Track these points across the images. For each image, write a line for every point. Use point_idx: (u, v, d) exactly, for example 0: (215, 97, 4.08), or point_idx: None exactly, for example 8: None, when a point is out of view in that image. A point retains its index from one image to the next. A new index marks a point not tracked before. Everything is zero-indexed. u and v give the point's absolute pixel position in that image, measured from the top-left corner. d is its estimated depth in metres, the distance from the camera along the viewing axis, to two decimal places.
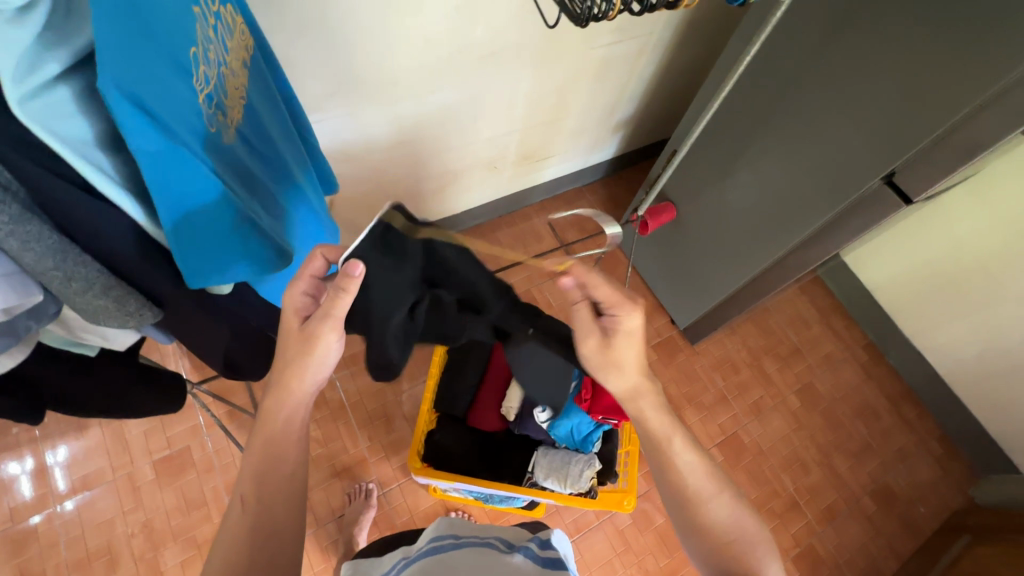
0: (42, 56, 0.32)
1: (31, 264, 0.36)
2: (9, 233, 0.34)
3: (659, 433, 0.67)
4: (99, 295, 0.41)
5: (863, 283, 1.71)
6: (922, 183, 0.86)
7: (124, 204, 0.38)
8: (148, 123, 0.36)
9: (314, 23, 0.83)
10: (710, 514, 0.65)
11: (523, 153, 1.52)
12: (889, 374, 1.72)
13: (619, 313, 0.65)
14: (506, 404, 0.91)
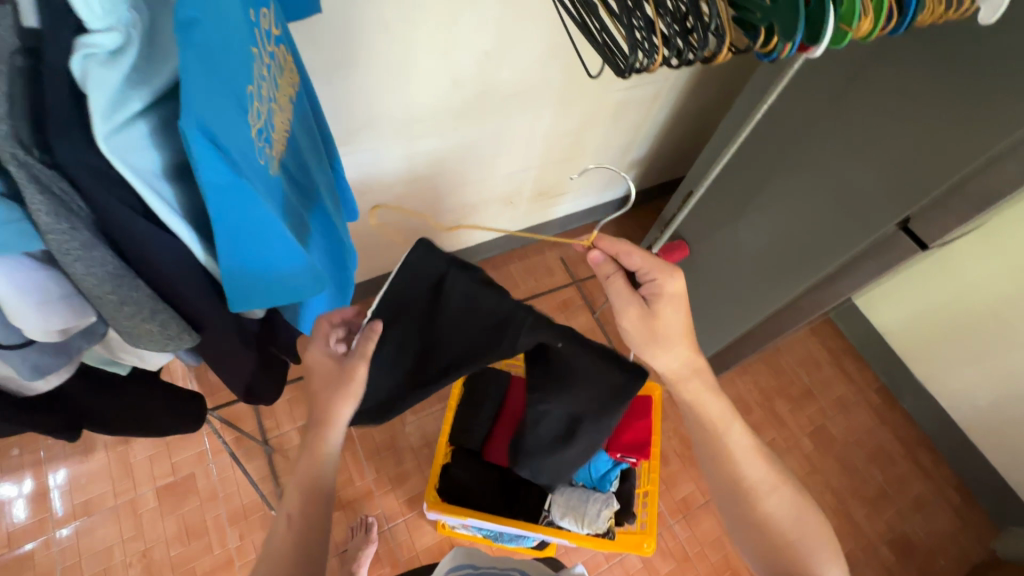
0: (130, 94, 0.33)
1: (89, 288, 0.37)
2: (77, 258, 0.35)
3: (716, 425, 0.75)
4: (149, 320, 0.42)
5: (874, 325, 1.71)
6: (936, 229, 0.86)
7: (184, 234, 0.39)
8: (219, 158, 0.38)
9: (353, 63, 0.88)
10: (765, 506, 0.72)
11: (539, 189, 1.55)
12: (903, 419, 1.70)
13: (655, 273, 0.76)
14: (523, 438, 0.90)
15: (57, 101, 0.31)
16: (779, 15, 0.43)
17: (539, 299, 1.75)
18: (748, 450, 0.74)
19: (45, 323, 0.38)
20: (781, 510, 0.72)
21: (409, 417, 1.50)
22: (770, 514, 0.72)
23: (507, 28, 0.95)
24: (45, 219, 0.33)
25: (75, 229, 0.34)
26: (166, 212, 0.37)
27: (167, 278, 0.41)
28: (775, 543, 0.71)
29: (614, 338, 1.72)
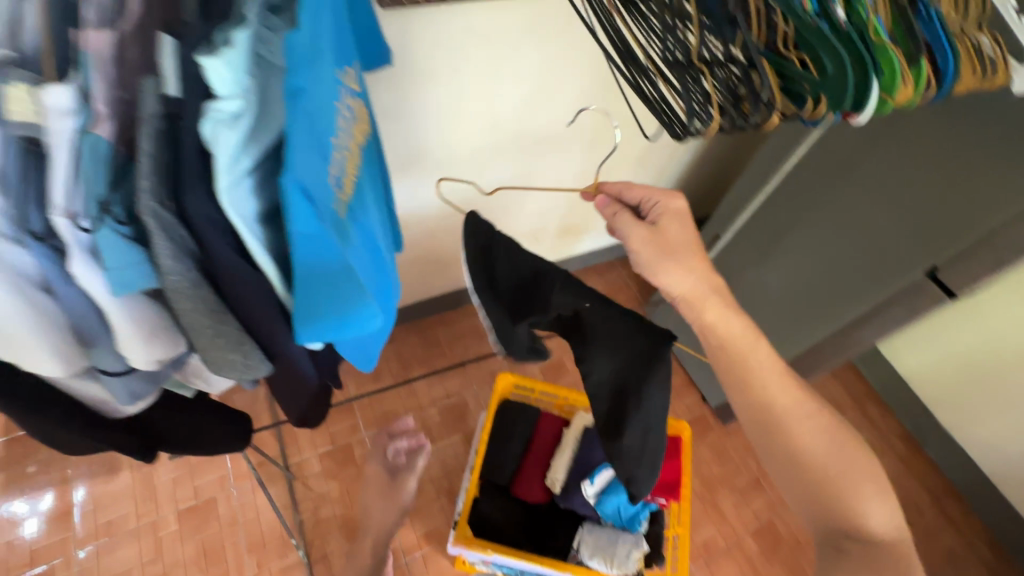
0: (246, 150, 0.38)
1: (192, 321, 0.42)
2: (187, 294, 0.40)
3: (741, 344, 0.67)
4: (234, 351, 0.45)
5: (897, 371, 1.71)
6: (965, 278, 0.84)
7: (270, 273, 0.43)
8: (311, 209, 0.41)
9: (404, 108, 0.94)
10: (801, 439, 0.65)
11: (564, 227, 1.60)
12: (928, 467, 1.67)
13: (657, 198, 0.68)
14: (552, 475, 0.91)
15: (193, 159, 0.36)
16: (831, 87, 0.50)
17: None
18: (776, 377, 0.67)
19: (153, 353, 0.42)
20: (818, 441, 0.65)
21: (429, 448, 1.51)
22: (811, 451, 0.64)
23: (544, 78, 1.01)
24: (168, 261, 0.37)
25: (188, 270, 0.39)
26: (260, 256, 0.41)
27: (255, 312, 0.45)
28: (817, 482, 0.64)
29: None
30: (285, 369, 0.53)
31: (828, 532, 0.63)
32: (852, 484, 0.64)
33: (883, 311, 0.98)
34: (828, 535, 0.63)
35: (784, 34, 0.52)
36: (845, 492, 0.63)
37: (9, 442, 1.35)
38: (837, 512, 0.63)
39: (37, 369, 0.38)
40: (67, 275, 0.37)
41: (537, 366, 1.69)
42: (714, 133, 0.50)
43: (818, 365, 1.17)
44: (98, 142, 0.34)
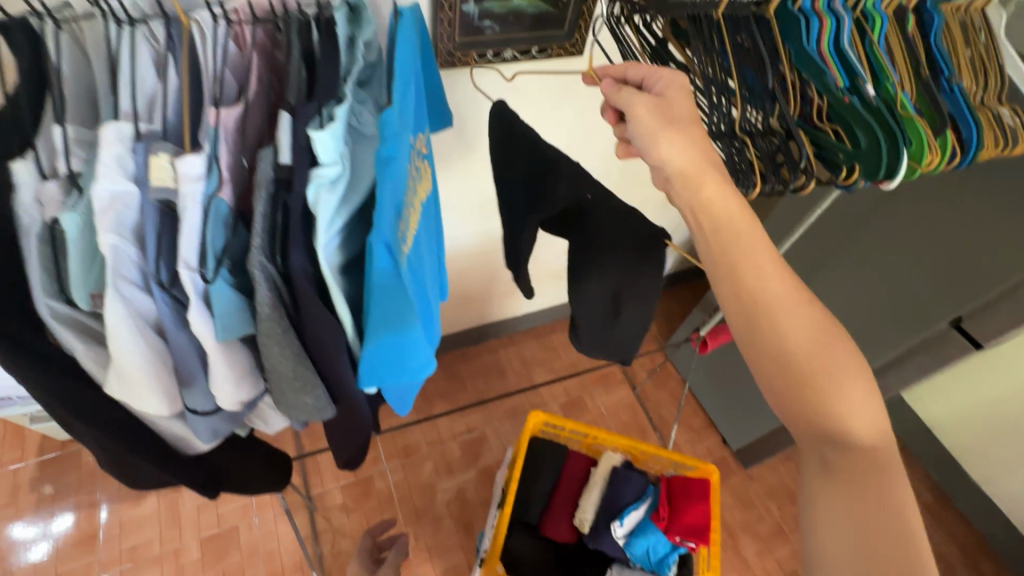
0: (339, 211, 0.42)
1: (277, 366, 0.45)
2: (277, 341, 0.43)
3: (738, 233, 0.49)
4: (309, 394, 0.49)
5: (921, 419, 1.69)
6: (990, 330, 0.85)
7: (346, 321, 0.46)
8: (390, 264, 0.45)
9: (449, 157, 1.00)
10: (786, 325, 0.49)
11: None
12: (956, 520, 1.63)
13: (663, 73, 0.52)
14: (580, 514, 0.91)
15: (297, 218, 0.40)
16: (864, 158, 0.55)
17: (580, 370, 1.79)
18: (758, 250, 0.50)
19: (239, 395, 0.45)
20: (806, 329, 0.48)
21: (449, 482, 1.51)
22: (793, 343, 0.48)
23: (578, 129, 1.05)
24: (267, 308, 0.41)
25: (281, 317, 0.42)
26: (341, 304, 0.45)
27: (331, 360, 0.48)
28: (803, 381, 0.48)
29: (654, 415, 1.73)
30: (347, 411, 0.55)
31: (813, 431, 0.48)
32: (839, 384, 0.47)
33: (908, 359, 1.00)
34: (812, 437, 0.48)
35: (818, 106, 0.57)
36: (834, 393, 0.47)
37: (42, 462, 1.38)
38: (823, 419, 0.47)
39: (143, 406, 0.41)
40: (180, 321, 0.40)
41: (557, 403, 1.71)
42: (756, 196, 0.54)
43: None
44: (221, 203, 0.38)
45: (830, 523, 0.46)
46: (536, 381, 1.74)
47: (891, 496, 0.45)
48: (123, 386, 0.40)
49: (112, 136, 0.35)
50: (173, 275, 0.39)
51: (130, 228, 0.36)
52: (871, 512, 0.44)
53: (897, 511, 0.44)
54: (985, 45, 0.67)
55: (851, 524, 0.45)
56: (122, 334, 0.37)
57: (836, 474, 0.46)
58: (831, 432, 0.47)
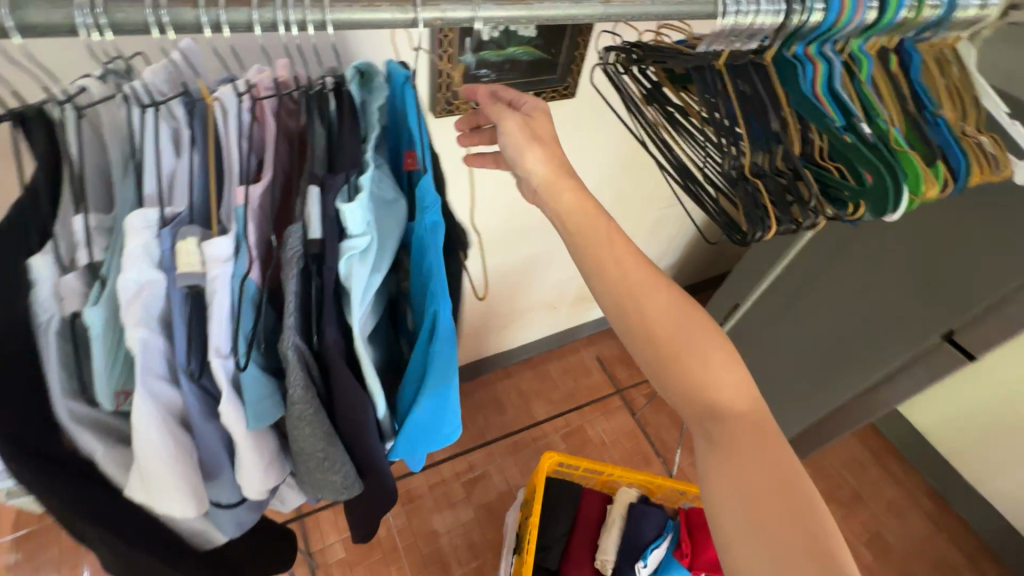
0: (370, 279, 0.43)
1: (307, 447, 0.44)
2: (308, 422, 0.42)
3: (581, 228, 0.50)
4: (337, 473, 0.47)
5: (914, 425, 1.74)
6: (981, 341, 0.86)
7: (376, 391, 0.45)
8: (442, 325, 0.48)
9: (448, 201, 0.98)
10: (649, 307, 0.48)
11: (581, 295, 1.65)
12: (958, 524, 1.66)
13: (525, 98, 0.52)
14: (602, 556, 0.90)
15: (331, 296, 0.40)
16: (870, 196, 0.57)
17: (579, 399, 1.78)
18: (602, 233, 0.50)
19: (266, 481, 0.44)
20: (671, 314, 0.48)
21: (456, 526, 1.47)
22: (655, 324, 0.48)
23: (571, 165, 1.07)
24: (299, 391, 0.40)
25: (313, 398, 0.42)
26: (372, 374, 0.44)
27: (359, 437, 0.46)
28: (679, 360, 0.47)
29: (656, 440, 1.72)
30: (374, 489, 0.52)
31: (697, 409, 0.47)
32: (713, 361, 0.47)
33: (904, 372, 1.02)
34: (697, 413, 0.46)
35: (819, 147, 0.60)
36: (713, 369, 0.47)
37: (16, 539, 1.26)
38: (696, 397, 0.47)
39: (169, 508, 0.39)
40: (207, 414, 0.40)
41: (559, 435, 1.69)
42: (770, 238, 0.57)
43: (844, 428, 1.20)
44: (250, 283, 0.37)
45: (727, 492, 0.43)
46: (536, 413, 1.72)
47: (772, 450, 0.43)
48: (147, 488, 0.39)
49: (137, 223, 0.34)
50: (202, 364, 0.39)
51: (157, 316, 0.36)
52: (768, 478, 0.41)
53: (780, 464, 0.42)
54: (960, 78, 0.71)
55: (746, 488, 0.42)
56: (149, 437, 0.37)
57: (724, 441, 0.44)
58: (711, 405, 0.46)
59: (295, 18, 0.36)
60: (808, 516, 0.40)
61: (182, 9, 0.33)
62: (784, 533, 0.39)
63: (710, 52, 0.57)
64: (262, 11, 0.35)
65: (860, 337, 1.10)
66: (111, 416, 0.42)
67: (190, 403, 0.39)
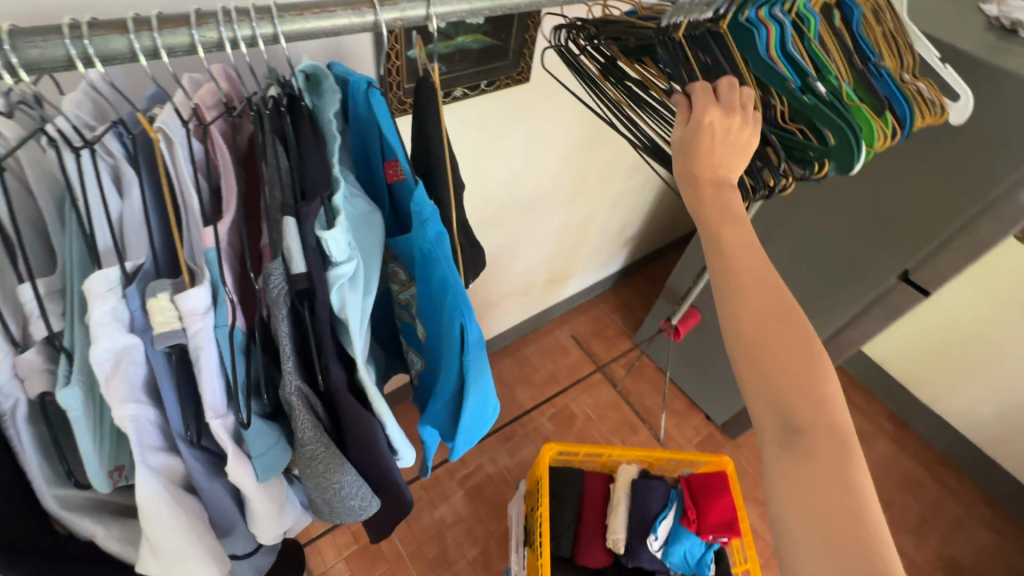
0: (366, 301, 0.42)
1: (323, 480, 0.43)
2: (322, 455, 0.41)
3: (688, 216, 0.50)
4: (360, 500, 0.46)
5: (870, 357, 1.86)
6: (936, 279, 0.94)
7: (385, 414, 0.44)
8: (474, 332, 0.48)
9: None
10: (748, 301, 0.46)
11: (550, 277, 1.64)
12: (918, 441, 1.81)
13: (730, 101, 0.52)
14: (613, 535, 0.92)
15: (323, 325, 0.38)
16: (834, 154, 0.59)
17: (560, 379, 1.79)
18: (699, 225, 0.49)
19: (280, 525, 0.43)
20: (766, 316, 0.45)
21: (460, 525, 1.47)
22: (746, 321, 0.46)
23: (530, 151, 1.06)
24: (308, 429, 0.39)
25: (321, 433, 0.41)
26: (379, 398, 0.43)
27: (373, 462, 0.45)
28: (777, 366, 0.44)
29: (640, 407, 1.77)
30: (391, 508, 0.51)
31: (773, 416, 0.44)
32: (812, 365, 0.44)
33: (866, 314, 1.08)
34: (775, 422, 0.44)
35: (780, 110, 0.61)
36: (813, 380, 0.44)
37: None
38: (774, 401, 0.44)
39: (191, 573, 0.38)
40: (212, 473, 0.39)
41: (547, 418, 1.70)
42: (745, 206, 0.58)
43: None
44: (234, 331, 0.35)
45: (795, 510, 0.42)
46: (522, 400, 1.72)
47: (847, 474, 0.42)
48: (164, 563, 0.38)
49: (100, 287, 0.31)
50: (200, 426, 0.38)
51: (141, 385, 0.34)
52: (833, 495, 0.41)
53: (856, 493, 0.41)
54: (894, 27, 0.73)
55: (815, 505, 0.41)
56: (159, 511, 0.36)
57: (803, 457, 0.42)
58: (794, 416, 0.43)
59: (241, 35, 0.32)
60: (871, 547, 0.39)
61: (109, 37, 0.30)
62: (854, 567, 0.38)
63: (669, 25, 0.57)
64: (204, 31, 0.31)
65: (821, 287, 1.15)
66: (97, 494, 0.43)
67: (190, 463, 0.37)
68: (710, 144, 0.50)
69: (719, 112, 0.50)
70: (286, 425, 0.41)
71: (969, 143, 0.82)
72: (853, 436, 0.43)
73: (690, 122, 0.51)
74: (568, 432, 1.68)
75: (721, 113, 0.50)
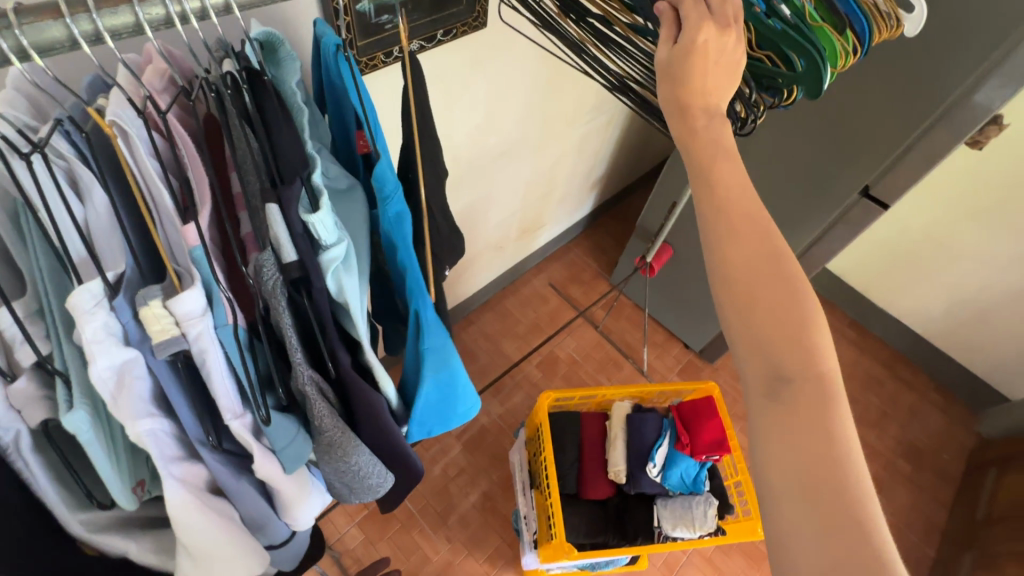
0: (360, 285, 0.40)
1: (343, 465, 0.43)
2: (339, 439, 0.41)
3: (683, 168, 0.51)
4: (379, 477, 0.47)
5: (831, 271, 1.96)
6: (895, 191, 0.98)
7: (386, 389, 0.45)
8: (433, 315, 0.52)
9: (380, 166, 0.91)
10: (737, 248, 0.47)
11: (522, 228, 1.64)
12: (877, 343, 1.94)
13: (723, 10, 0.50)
14: (613, 468, 0.97)
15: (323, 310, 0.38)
16: (803, 80, 0.58)
17: (543, 327, 1.83)
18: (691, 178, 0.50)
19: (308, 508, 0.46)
20: (755, 266, 0.46)
21: (463, 476, 1.52)
22: (738, 267, 0.47)
23: (493, 103, 1.02)
24: (324, 417, 0.39)
25: (335, 418, 0.41)
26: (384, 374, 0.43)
27: (385, 440, 0.45)
28: (764, 311, 0.45)
29: (622, 344, 1.83)
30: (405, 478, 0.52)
31: (763, 366, 0.45)
32: (800, 317, 0.45)
33: (830, 231, 1.13)
34: (764, 374, 0.44)
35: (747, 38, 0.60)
36: (802, 331, 0.44)
37: None
38: (761, 349, 0.45)
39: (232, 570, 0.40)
40: (235, 473, 0.40)
41: (534, 366, 1.75)
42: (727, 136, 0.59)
43: None
44: (233, 330, 0.34)
45: (780, 463, 0.42)
46: (508, 352, 1.76)
47: (836, 428, 0.42)
48: (202, 565, 0.39)
49: (86, 302, 0.30)
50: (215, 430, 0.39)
51: (149, 398, 0.34)
52: (815, 445, 0.41)
53: (842, 445, 0.41)
54: None
55: (799, 457, 0.41)
56: (192, 517, 0.36)
57: (787, 409, 0.43)
58: (783, 367, 0.44)
59: (190, 6, 0.32)
60: (852, 495, 0.40)
61: (43, 25, 0.29)
62: (838, 517, 0.39)
63: None
64: (148, 6, 0.31)
65: (783, 211, 1.18)
66: (120, 511, 0.43)
67: (206, 465, 0.38)
68: (704, 67, 0.49)
69: (712, 28, 0.49)
70: (299, 415, 0.41)
71: (923, 53, 0.84)
72: (840, 388, 0.44)
73: (681, 43, 0.50)
74: (556, 376, 1.74)
75: (715, 29, 0.49)
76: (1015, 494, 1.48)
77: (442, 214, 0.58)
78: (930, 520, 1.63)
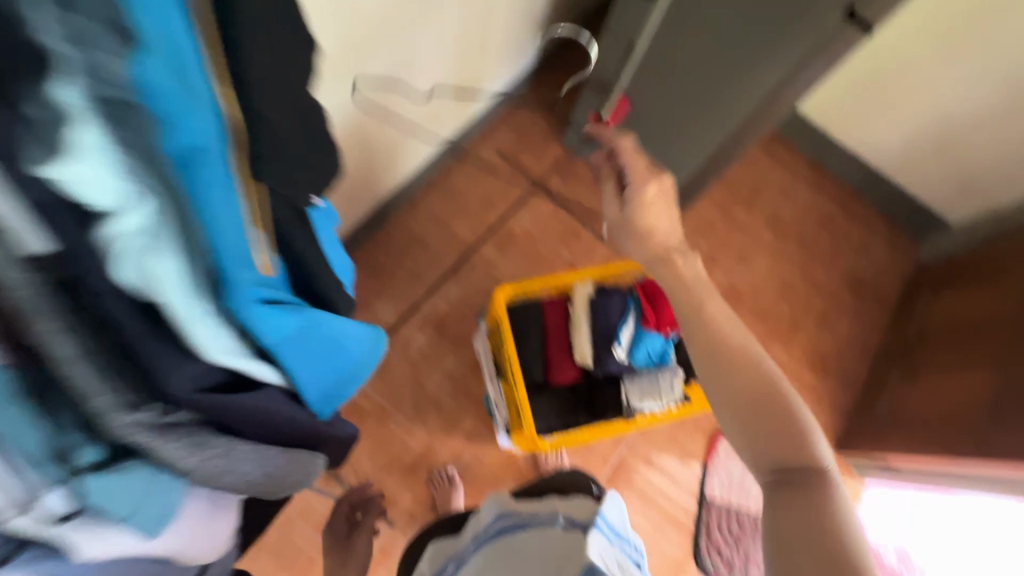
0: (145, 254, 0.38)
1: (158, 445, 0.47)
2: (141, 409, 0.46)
3: None
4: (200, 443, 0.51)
5: (797, 109, 1.84)
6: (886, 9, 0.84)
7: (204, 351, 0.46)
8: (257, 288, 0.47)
9: None
10: (726, 351, 0.73)
11: (458, 91, 1.40)
12: (832, 181, 1.93)
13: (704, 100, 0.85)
14: (580, 351, 0.94)
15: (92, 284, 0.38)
16: None
17: (495, 202, 1.69)
18: None
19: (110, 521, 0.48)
20: (769, 433, 0.68)
21: (432, 366, 1.51)
22: (722, 356, 0.73)
23: None
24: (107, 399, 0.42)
25: (124, 399, 0.44)
26: (193, 328, 0.44)
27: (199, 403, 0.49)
28: (749, 406, 0.70)
29: (580, 212, 1.73)
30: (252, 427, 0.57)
31: (770, 466, 0.68)
32: (791, 432, 0.68)
33: (805, 66, 1.00)
34: (774, 472, 0.67)
35: None
36: (789, 430, 0.68)
37: None
38: (751, 434, 0.69)
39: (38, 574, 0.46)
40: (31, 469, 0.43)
41: (491, 245, 1.65)
42: None
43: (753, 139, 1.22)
44: None
45: (791, 555, 0.60)
46: (460, 234, 1.64)
47: (839, 540, 0.59)
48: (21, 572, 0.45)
49: None
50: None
51: None
52: (821, 553, 0.58)
53: (837, 540, 0.59)
54: None
55: (807, 549, 0.59)
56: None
57: (792, 504, 0.63)
58: (784, 469, 0.66)
59: None
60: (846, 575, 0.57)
61: None
62: None
63: None
64: None
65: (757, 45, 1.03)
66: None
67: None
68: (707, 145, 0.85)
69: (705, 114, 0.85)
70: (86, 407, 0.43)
71: None
72: (841, 509, 0.62)
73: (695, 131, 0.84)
74: (514, 254, 1.66)
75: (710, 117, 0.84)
76: (944, 312, 1.61)
77: (293, 118, 0.43)
78: (866, 343, 1.78)
